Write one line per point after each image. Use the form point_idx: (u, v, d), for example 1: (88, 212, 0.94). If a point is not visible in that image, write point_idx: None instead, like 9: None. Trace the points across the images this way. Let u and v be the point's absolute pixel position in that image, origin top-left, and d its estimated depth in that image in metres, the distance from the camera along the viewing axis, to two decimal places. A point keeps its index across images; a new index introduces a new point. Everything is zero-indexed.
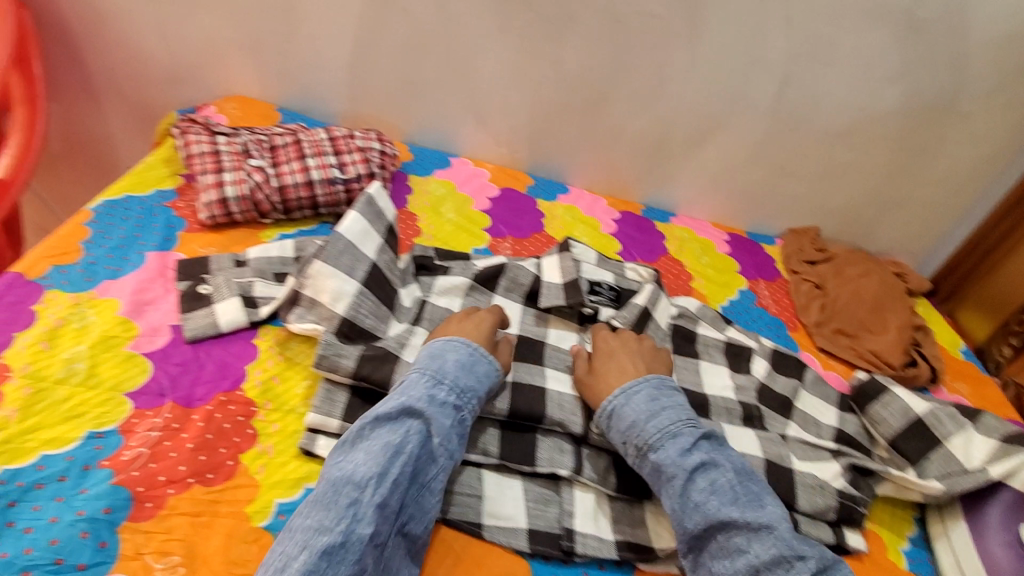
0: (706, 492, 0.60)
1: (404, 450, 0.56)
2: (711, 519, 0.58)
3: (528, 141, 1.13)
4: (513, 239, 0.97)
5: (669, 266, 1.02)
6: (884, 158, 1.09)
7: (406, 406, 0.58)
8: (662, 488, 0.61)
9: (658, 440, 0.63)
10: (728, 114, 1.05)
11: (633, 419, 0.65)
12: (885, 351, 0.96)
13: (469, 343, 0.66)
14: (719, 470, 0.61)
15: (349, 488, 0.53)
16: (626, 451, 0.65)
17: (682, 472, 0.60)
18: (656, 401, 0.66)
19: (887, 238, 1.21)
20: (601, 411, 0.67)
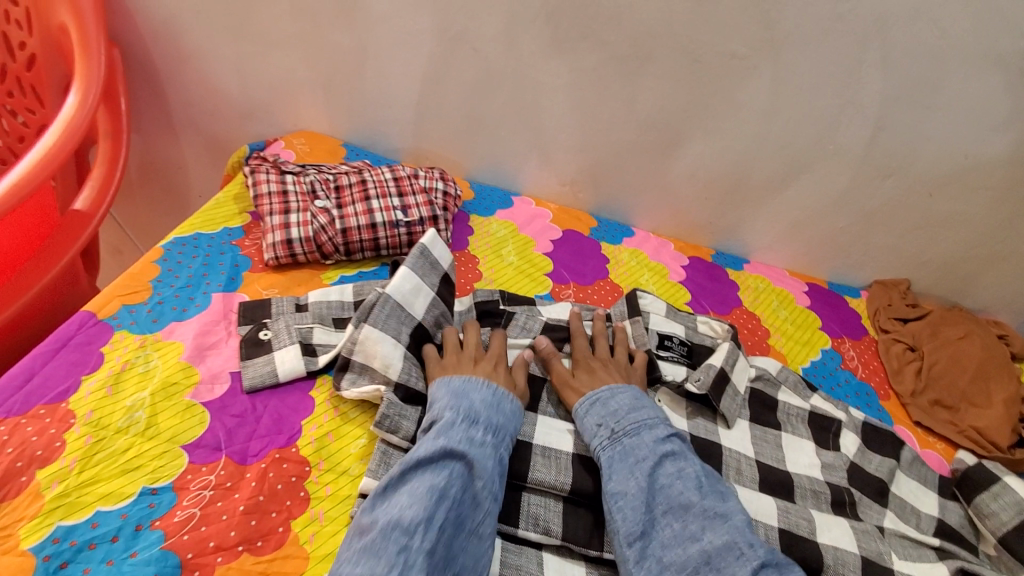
0: (677, 477, 0.59)
1: (448, 493, 0.53)
2: (673, 503, 0.57)
3: (593, 181, 1.09)
4: (577, 286, 0.93)
5: (743, 320, 0.94)
6: (991, 209, 0.98)
7: (445, 448, 0.56)
8: (620, 461, 0.61)
9: (632, 429, 0.64)
10: (812, 159, 0.97)
11: (616, 409, 0.66)
12: (991, 429, 0.84)
13: (489, 382, 0.64)
14: (687, 461, 0.61)
15: (399, 534, 0.49)
16: (595, 432, 0.65)
17: (651, 455, 0.61)
18: (639, 401, 0.67)
19: (988, 296, 1.09)
20: (592, 393, 0.68)
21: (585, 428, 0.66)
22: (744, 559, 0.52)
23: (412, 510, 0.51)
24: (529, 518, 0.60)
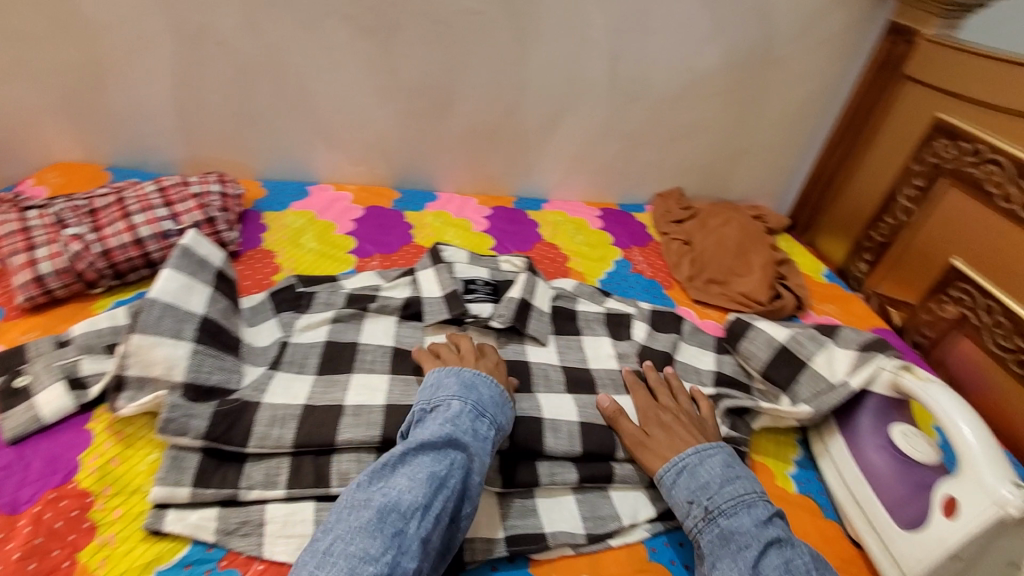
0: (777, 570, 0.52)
1: (448, 482, 0.52)
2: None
3: (387, 155, 1.11)
4: (381, 256, 0.94)
5: (544, 252, 1.04)
6: (723, 112, 1.14)
7: (451, 437, 0.55)
8: (727, 540, 0.56)
9: (731, 509, 0.58)
10: (572, 96, 1.08)
11: (706, 480, 0.61)
12: (754, 291, 1.00)
13: (481, 372, 0.65)
14: (796, 554, 0.54)
15: (396, 518, 0.49)
16: (688, 509, 0.60)
17: (756, 542, 0.54)
18: (732, 470, 0.62)
19: (747, 186, 1.28)
20: (679, 460, 0.63)
21: (668, 499, 0.62)
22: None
23: (411, 495, 0.50)
24: (340, 476, 0.58)
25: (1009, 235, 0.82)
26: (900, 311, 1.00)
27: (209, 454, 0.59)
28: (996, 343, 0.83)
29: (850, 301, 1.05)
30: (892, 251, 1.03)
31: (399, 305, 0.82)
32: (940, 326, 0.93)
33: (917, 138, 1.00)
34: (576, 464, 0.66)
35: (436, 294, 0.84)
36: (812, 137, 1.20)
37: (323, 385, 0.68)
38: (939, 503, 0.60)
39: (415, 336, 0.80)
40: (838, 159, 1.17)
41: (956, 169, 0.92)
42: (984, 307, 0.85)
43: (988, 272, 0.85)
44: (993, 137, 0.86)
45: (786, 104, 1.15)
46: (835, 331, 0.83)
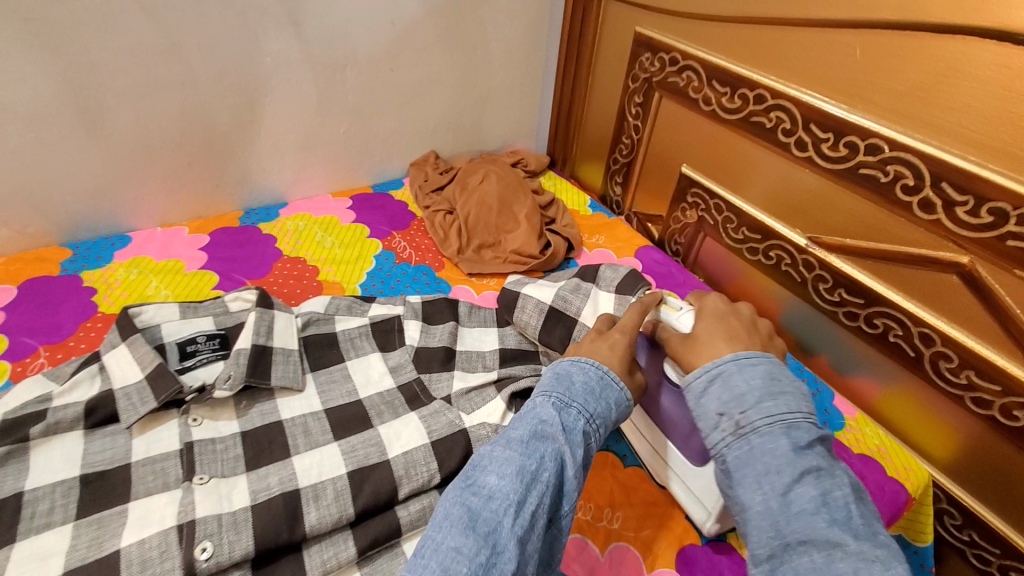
0: (814, 506, 0.43)
1: (541, 477, 0.48)
2: (814, 532, 0.42)
3: (32, 206, 0.82)
4: (49, 348, 0.70)
5: (286, 270, 0.87)
6: (445, 62, 1.04)
7: (537, 429, 0.51)
8: (750, 463, 0.47)
9: (766, 426, 0.47)
10: (264, 79, 0.89)
11: (744, 392, 0.50)
12: (524, 245, 0.95)
13: (599, 364, 0.57)
14: (837, 483, 0.45)
15: (486, 520, 0.45)
16: (716, 422, 0.50)
17: (790, 470, 0.45)
18: (774, 382, 0.50)
19: (501, 134, 1.22)
20: (713, 366, 0.53)
21: (693, 406, 0.53)
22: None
23: (504, 492, 0.46)
24: None
25: (720, 136, 0.87)
26: (657, 225, 1.04)
27: None
28: (730, 236, 0.90)
29: (615, 226, 1.06)
30: (636, 170, 1.05)
31: (78, 414, 0.61)
32: (688, 232, 0.98)
33: (626, 56, 1.01)
34: (353, 532, 0.55)
35: (135, 378, 0.65)
36: (544, 70, 1.17)
37: None
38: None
39: (113, 446, 0.61)
40: (572, 87, 1.16)
41: (663, 81, 0.94)
42: (715, 207, 0.91)
43: (711, 173, 0.90)
44: (683, 44, 0.88)
45: (508, 41, 1.09)
46: (596, 275, 0.79)
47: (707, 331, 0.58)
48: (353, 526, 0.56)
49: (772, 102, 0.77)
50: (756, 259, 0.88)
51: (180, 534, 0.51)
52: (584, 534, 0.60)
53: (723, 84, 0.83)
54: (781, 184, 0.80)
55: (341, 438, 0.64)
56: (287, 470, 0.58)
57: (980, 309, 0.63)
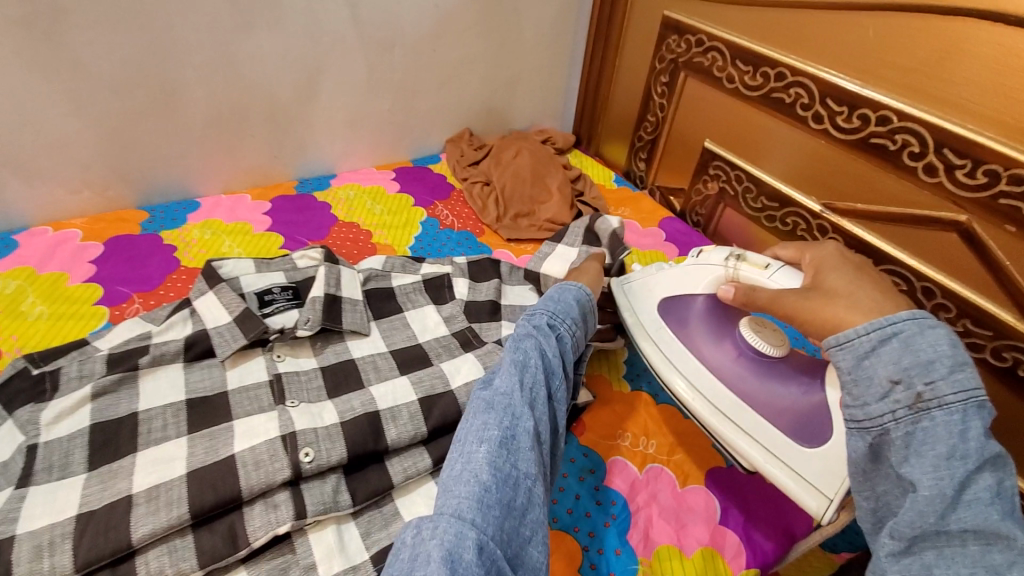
0: (989, 497, 0.42)
1: (531, 362, 0.57)
2: (984, 524, 0.41)
3: (114, 171, 0.90)
4: (142, 295, 0.78)
5: (343, 234, 0.95)
6: (483, 43, 1.11)
7: (518, 336, 0.61)
8: (928, 441, 0.44)
9: (959, 404, 0.44)
10: (321, 56, 0.96)
11: (930, 359, 0.46)
12: (557, 215, 1.03)
13: (558, 282, 0.70)
14: (1009, 473, 0.44)
15: (501, 398, 0.53)
16: (888, 391, 0.47)
17: (974, 456, 0.43)
18: (957, 352, 0.46)
19: (530, 113, 1.29)
20: (887, 326, 0.48)
21: (852, 366, 0.49)
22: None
23: (507, 379, 0.55)
24: None
25: (741, 110, 0.94)
26: (679, 198, 1.12)
27: None
28: (749, 206, 0.98)
29: (640, 199, 1.14)
30: (660, 145, 1.13)
31: (179, 349, 0.69)
32: (708, 204, 1.06)
33: (653, 38, 1.08)
34: (426, 448, 0.64)
35: (225, 319, 0.72)
36: (572, 52, 1.24)
37: (100, 481, 0.56)
38: (829, 406, 0.60)
39: (212, 376, 0.69)
40: (599, 69, 1.23)
41: (689, 61, 1.01)
42: (736, 178, 0.99)
43: (732, 146, 0.98)
44: (708, 27, 0.96)
45: (540, 24, 1.15)
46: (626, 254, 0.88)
47: (849, 287, 0.54)
48: (425, 443, 0.65)
49: (792, 79, 0.85)
50: (773, 226, 0.95)
51: (286, 443, 0.59)
52: (624, 457, 0.68)
53: (747, 63, 0.91)
54: (798, 155, 0.88)
55: (407, 372, 0.73)
56: (367, 395, 0.67)
57: (974, 263, 0.71)
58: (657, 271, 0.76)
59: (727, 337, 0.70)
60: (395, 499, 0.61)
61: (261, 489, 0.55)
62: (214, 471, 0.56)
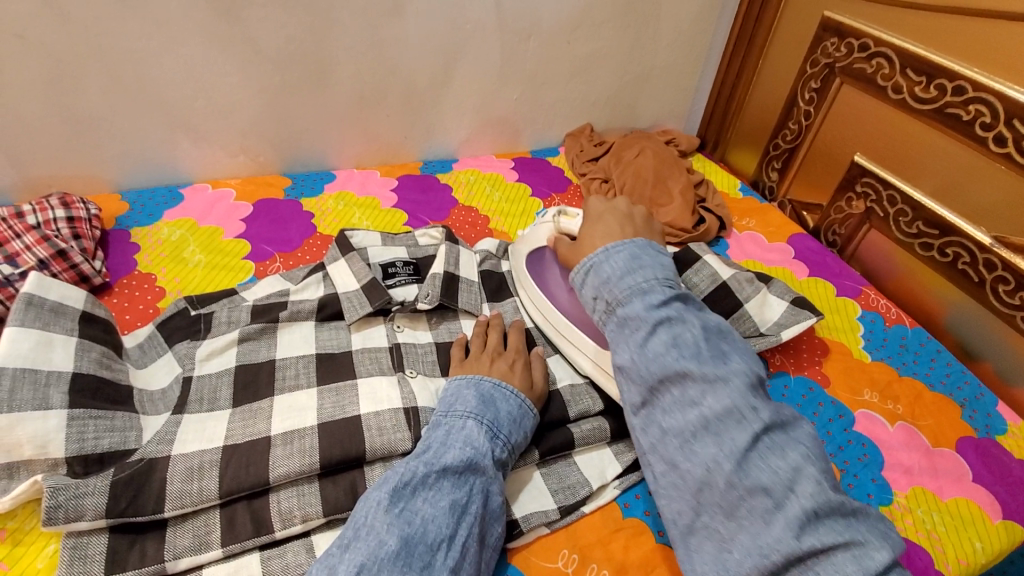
0: (666, 349, 0.53)
1: (471, 509, 0.50)
2: (667, 370, 0.52)
3: (266, 139, 0.98)
4: (283, 255, 0.85)
5: (462, 216, 0.98)
6: (617, 38, 1.09)
7: (473, 461, 0.52)
8: (621, 337, 0.57)
9: (626, 298, 0.58)
10: (459, 42, 0.98)
11: (609, 276, 0.60)
12: (678, 219, 0.98)
13: (518, 393, 0.61)
14: (687, 330, 0.54)
15: (422, 551, 0.46)
16: (594, 305, 0.61)
17: (644, 326, 0.55)
18: (635, 261, 0.60)
19: (654, 112, 1.25)
20: (587, 263, 0.63)
21: (580, 298, 0.63)
22: (746, 424, 0.49)
23: (436, 525, 0.48)
24: (282, 517, 0.53)
25: (903, 124, 0.85)
26: (814, 214, 1.04)
27: (117, 530, 0.51)
28: (901, 230, 0.88)
29: (768, 211, 1.07)
30: (800, 155, 1.05)
31: (313, 309, 0.74)
32: (851, 223, 0.97)
33: (808, 40, 1.01)
34: (535, 437, 0.63)
35: (353, 286, 0.76)
36: (709, 51, 1.18)
37: (243, 419, 0.61)
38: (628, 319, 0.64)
39: (339, 337, 0.73)
40: (738, 70, 1.16)
41: (847, 67, 0.93)
42: (888, 199, 0.89)
43: (888, 163, 0.89)
44: (877, 30, 0.87)
45: (679, 20, 1.10)
46: (769, 279, 0.84)
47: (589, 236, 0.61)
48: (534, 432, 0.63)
49: (973, 94, 0.75)
50: (929, 255, 0.85)
51: (408, 415, 0.61)
52: None
53: (919, 73, 0.81)
54: (968, 180, 0.78)
55: None
56: None
57: None
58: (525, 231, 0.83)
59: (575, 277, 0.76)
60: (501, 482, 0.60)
61: (383, 452, 0.58)
62: (340, 427, 0.59)
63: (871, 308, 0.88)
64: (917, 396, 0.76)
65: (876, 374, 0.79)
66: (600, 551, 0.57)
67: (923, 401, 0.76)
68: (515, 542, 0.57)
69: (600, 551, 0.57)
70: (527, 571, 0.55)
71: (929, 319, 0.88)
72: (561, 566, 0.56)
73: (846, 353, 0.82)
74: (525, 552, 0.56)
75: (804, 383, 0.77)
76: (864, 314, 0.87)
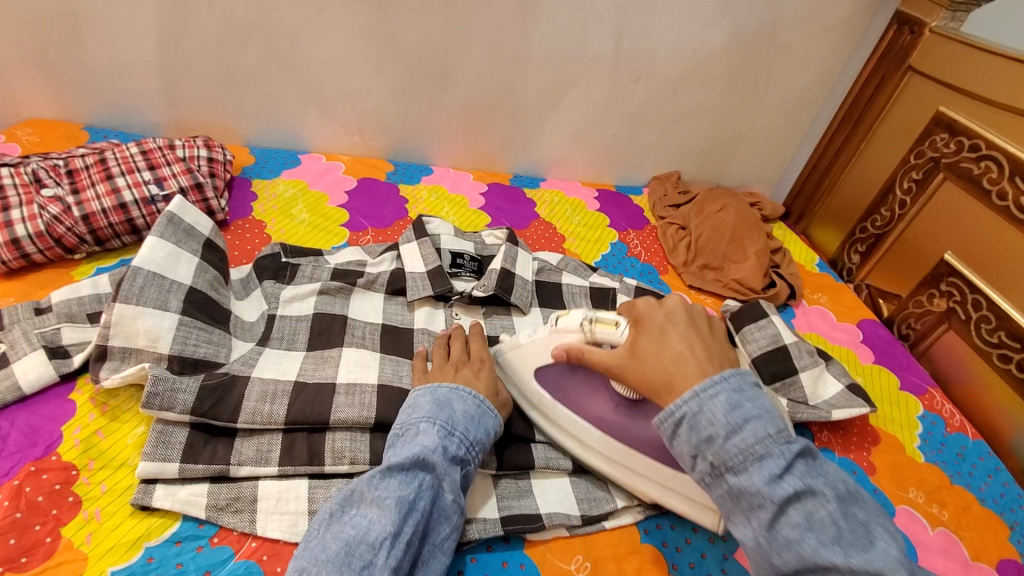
0: (796, 527, 0.44)
1: (416, 506, 0.50)
2: (805, 560, 0.43)
3: (381, 126, 1.08)
4: (375, 230, 0.93)
5: (540, 230, 1.03)
6: (723, 96, 1.13)
7: (419, 458, 0.51)
8: (738, 519, 0.48)
9: (739, 465, 0.47)
10: (574, 73, 1.05)
11: (711, 435, 0.48)
12: (748, 278, 0.99)
13: (475, 394, 0.59)
14: (819, 502, 0.45)
15: (363, 550, 0.46)
16: (693, 463, 0.49)
17: (769, 504, 0.45)
18: (737, 411, 0.48)
19: (741, 172, 1.27)
20: (676, 409, 0.50)
21: (685, 457, 0.50)
22: None
23: (380, 525, 0.47)
24: (334, 454, 0.58)
25: (1003, 231, 0.83)
26: (891, 304, 1.02)
27: (197, 428, 0.58)
28: (981, 336, 0.86)
29: (843, 290, 1.06)
30: (886, 243, 1.04)
31: (387, 284, 0.80)
32: (929, 320, 0.95)
33: (917, 132, 1.01)
34: (569, 446, 0.66)
35: (420, 269, 0.81)
36: (811, 125, 1.20)
37: (314, 362, 0.67)
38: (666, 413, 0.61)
39: (404, 313, 0.79)
40: (837, 149, 1.16)
41: (953, 164, 0.93)
42: (973, 302, 0.87)
43: (978, 266, 0.87)
44: (992, 135, 0.86)
45: (786, 90, 1.13)
46: (828, 358, 0.84)
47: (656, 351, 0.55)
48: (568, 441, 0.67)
49: None
50: (1005, 368, 0.82)
51: None
52: None
53: None
54: None
55: None
56: None
57: None
58: (523, 338, 0.67)
59: (598, 378, 0.65)
60: (531, 479, 0.64)
61: None
62: (397, 392, 0.64)
63: (933, 410, 0.85)
64: (964, 506, 0.73)
65: (925, 474, 0.76)
66: (613, 566, 0.58)
67: (971, 514, 0.72)
68: (534, 536, 0.59)
69: (612, 566, 0.58)
70: (540, 564, 0.58)
71: (994, 436, 0.84)
72: (573, 569, 0.58)
73: (897, 447, 0.79)
74: (542, 547, 0.59)
75: (847, 465, 0.75)
76: (924, 414, 0.85)
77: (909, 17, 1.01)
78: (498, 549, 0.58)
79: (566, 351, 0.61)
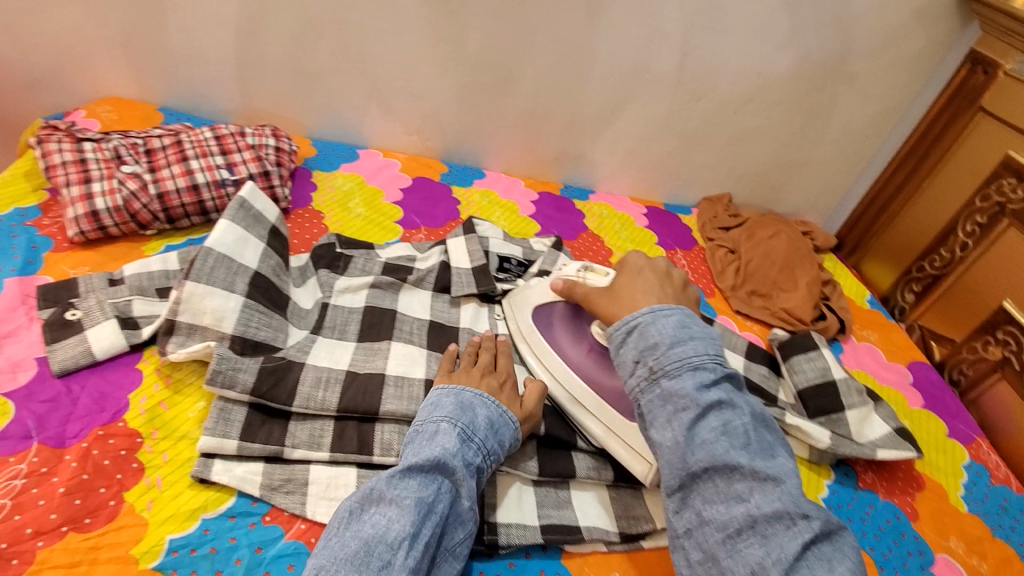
0: (714, 434, 0.50)
1: (436, 509, 0.51)
2: (716, 459, 0.49)
3: (439, 128, 1.10)
4: (427, 229, 0.94)
5: (589, 242, 1.04)
6: (783, 121, 1.11)
7: (440, 461, 0.53)
8: (663, 420, 0.52)
9: (674, 370, 0.53)
10: (635, 88, 1.05)
11: (656, 340, 0.55)
12: (797, 308, 0.97)
13: (498, 403, 0.61)
14: (738, 416, 0.52)
15: (382, 549, 0.47)
16: (633, 369, 0.56)
17: (693, 406, 0.51)
18: (684, 330, 0.56)
19: (794, 200, 1.25)
20: (630, 320, 0.58)
21: (628, 360, 0.57)
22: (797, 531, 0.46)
23: (398, 524, 0.48)
24: (383, 446, 0.60)
25: None
26: (943, 347, 0.99)
27: (256, 407, 0.60)
28: None
29: (893, 328, 1.03)
30: (943, 285, 1.01)
31: (434, 282, 0.82)
32: (981, 368, 0.92)
33: (983, 174, 0.98)
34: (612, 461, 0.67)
35: (466, 265, 0.83)
36: (872, 157, 1.17)
37: (365, 353, 0.69)
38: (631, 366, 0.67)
39: (451, 309, 0.80)
40: (897, 184, 1.14)
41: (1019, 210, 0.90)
42: None
43: None
44: None
45: (850, 120, 1.12)
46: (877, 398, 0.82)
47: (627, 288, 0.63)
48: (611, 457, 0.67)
49: None
50: None
51: None
52: None
53: None
54: None
55: None
56: None
57: None
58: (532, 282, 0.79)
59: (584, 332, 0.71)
60: (571, 489, 0.64)
61: None
62: None
63: (980, 460, 0.82)
64: (1007, 561, 0.71)
65: (968, 525, 0.74)
66: None
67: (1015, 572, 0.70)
68: (573, 548, 0.59)
69: None
70: None
71: None
72: None
73: (942, 495, 0.77)
74: (580, 560, 0.59)
75: (890, 508, 0.73)
76: (971, 463, 0.82)
77: (984, 56, 0.99)
78: (536, 557, 0.58)
79: (563, 281, 0.70)
